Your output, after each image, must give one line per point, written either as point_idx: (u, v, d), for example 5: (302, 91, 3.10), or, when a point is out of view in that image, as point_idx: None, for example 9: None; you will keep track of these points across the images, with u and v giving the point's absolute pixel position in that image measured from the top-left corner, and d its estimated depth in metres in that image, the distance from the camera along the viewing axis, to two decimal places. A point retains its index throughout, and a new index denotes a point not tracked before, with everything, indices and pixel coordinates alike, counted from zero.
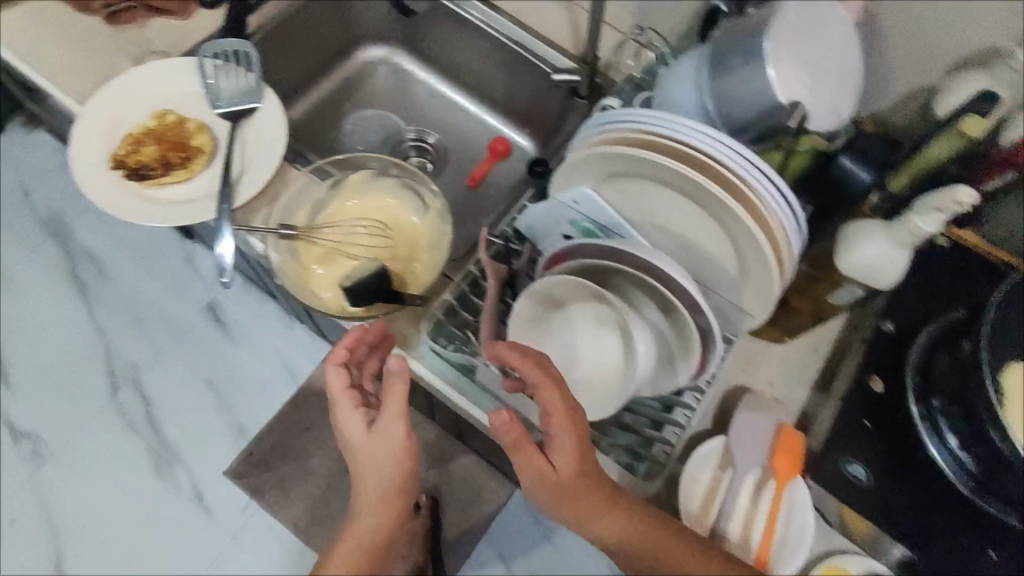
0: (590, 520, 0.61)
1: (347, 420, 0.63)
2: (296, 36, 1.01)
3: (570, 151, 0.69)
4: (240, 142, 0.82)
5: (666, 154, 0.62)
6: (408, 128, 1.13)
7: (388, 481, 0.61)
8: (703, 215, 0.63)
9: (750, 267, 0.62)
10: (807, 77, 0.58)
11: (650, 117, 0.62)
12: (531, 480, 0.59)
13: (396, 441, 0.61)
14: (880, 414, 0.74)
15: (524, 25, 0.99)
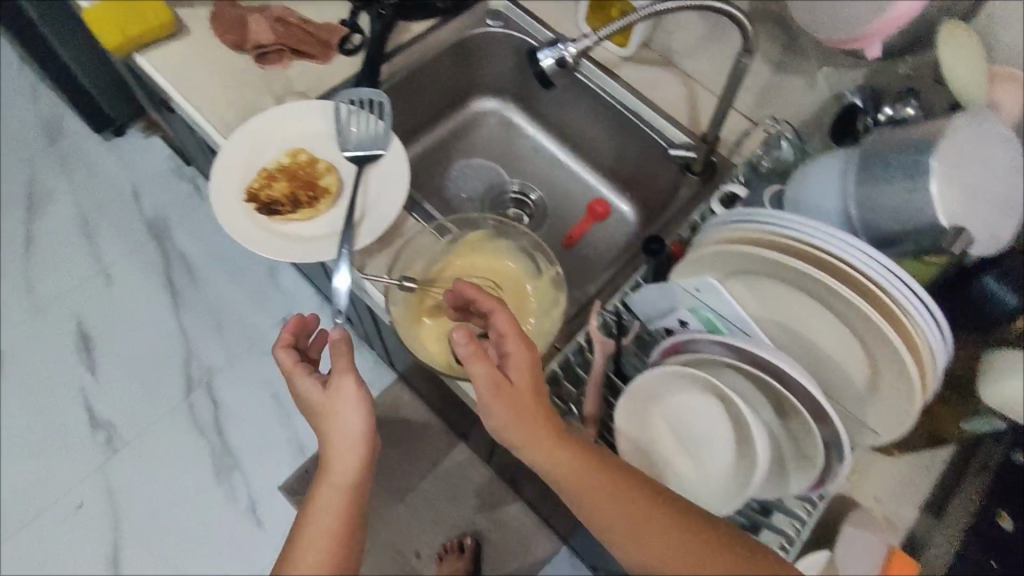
0: (544, 458, 0.59)
1: (306, 383, 0.72)
2: (420, 86, 1.05)
3: (702, 241, 0.67)
4: (362, 185, 0.85)
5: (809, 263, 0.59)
6: (510, 180, 1.15)
7: (353, 437, 0.67)
8: (839, 326, 0.61)
9: (886, 386, 0.60)
10: (973, 200, 0.56)
11: (796, 224, 0.59)
12: (486, 397, 0.60)
13: (351, 390, 0.69)
14: (1007, 554, 0.66)
15: (641, 94, 1.00)
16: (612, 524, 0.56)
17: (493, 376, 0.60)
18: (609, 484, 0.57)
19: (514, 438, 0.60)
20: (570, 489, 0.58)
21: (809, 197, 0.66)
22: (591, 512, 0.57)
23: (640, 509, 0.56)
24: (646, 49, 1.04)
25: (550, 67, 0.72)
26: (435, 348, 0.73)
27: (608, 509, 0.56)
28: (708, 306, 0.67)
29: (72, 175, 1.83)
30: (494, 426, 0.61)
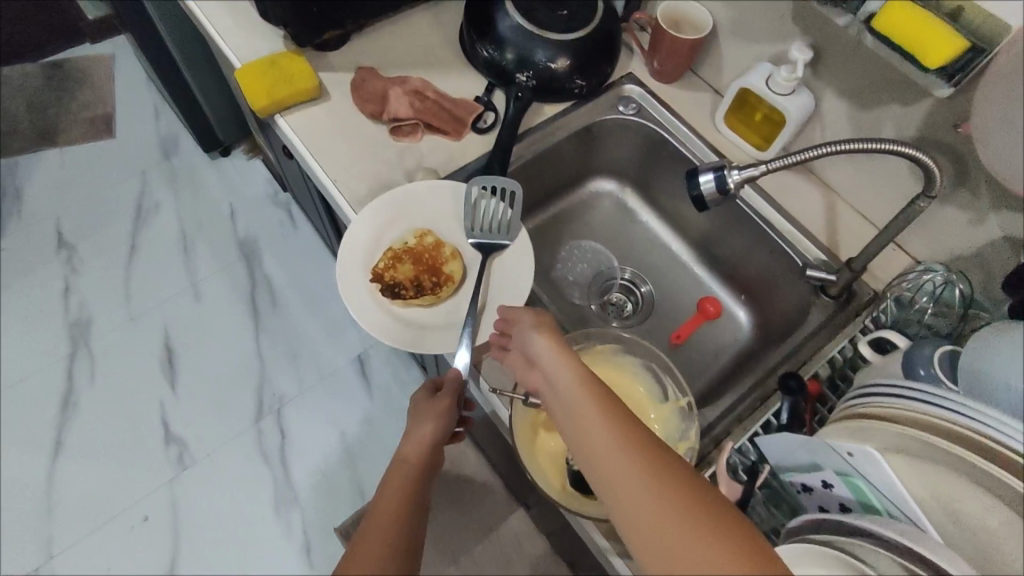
0: (560, 363, 0.62)
1: (418, 398, 0.77)
2: (543, 167, 1.05)
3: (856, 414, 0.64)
4: (487, 276, 0.83)
5: (978, 451, 0.54)
6: (619, 267, 1.13)
7: (430, 438, 0.73)
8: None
9: None
10: None
11: (956, 405, 0.55)
12: (523, 331, 0.68)
13: (443, 403, 0.75)
14: None
15: (775, 201, 0.96)
16: (592, 428, 0.54)
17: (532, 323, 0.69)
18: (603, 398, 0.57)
19: (538, 353, 0.64)
20: (568, 392, 0.58)
21: None
22: (573, 417, 0.56)
23: (623, 428, 0.53)
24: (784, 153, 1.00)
25: (708, 190, 0.70)
26: (549, 467, 0.72)
27: (593, 415, 0.55)
28: (860, 474, 0.60)
29: (179, 191, 1.91)
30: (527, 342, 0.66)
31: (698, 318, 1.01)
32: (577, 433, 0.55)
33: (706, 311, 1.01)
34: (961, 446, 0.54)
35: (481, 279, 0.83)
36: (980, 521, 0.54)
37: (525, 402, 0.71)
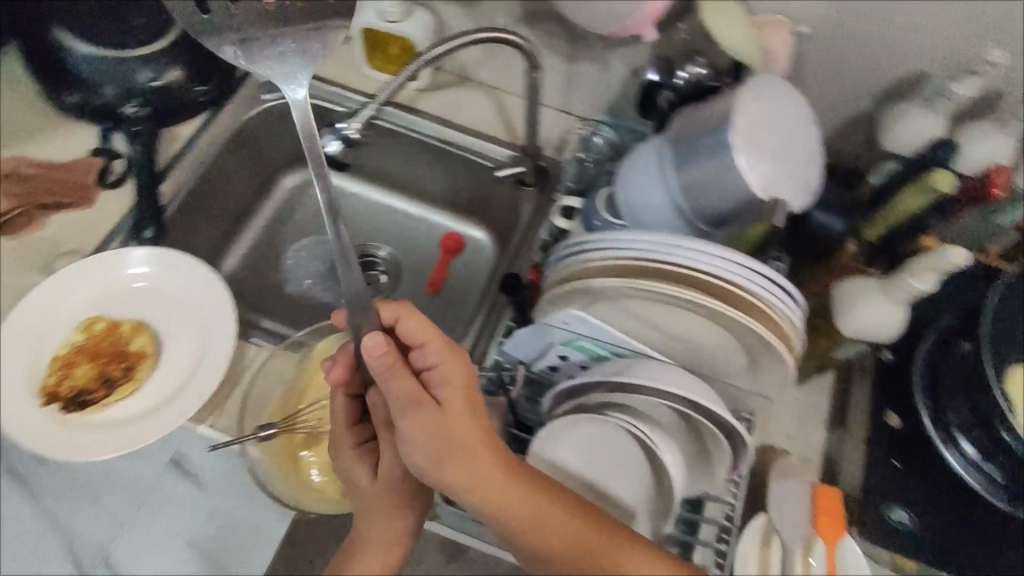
0: (472, 468, 0.56)
1: (358, 472, 0.63)
2: (215, 189, 0.96)
3: (575, 274, 0.65)
4: (184, 332, 0.74)
5: (682, 281, 0.61)
6: (351, 246, 1.09)
7: (393, 527, 0.63)
8: (718, 333, 0.64)
9: (763, 370, 0.64)
10: (777, 170, 0.59)
11: (654, 245, 0.60)
12: (416, 435, 0.56)
13: (393, 481, 0.62)
14: (905, 452, 0.73)
15: (450, 121, 0.98)
16: (543, 527, 0.56)
17: (425, 407, 0.56)
18: (536, 484, 0.57)
19: (439, 471, 0.56)
20: (492, 499, 0.56)
21: (631, 197, 0.66)
22: (516, 522, 0.56)
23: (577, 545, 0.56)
24: (439, 73, 1.01)
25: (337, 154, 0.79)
26: (325, 481, 0.69)
27: (543, 539, 0.56)
28: (592, 338, 0.67)
29: None
30: (421, 452, 0.56)
31: (444, 258, 1.05)
32: (528, 535, 0.56)
33: (448, 249, 1.04)
34: (687, 290, 0.60)
35: (180, 337, 0.74)
36: (687, 331, 0.66)
37: (261, 439, 0.66)
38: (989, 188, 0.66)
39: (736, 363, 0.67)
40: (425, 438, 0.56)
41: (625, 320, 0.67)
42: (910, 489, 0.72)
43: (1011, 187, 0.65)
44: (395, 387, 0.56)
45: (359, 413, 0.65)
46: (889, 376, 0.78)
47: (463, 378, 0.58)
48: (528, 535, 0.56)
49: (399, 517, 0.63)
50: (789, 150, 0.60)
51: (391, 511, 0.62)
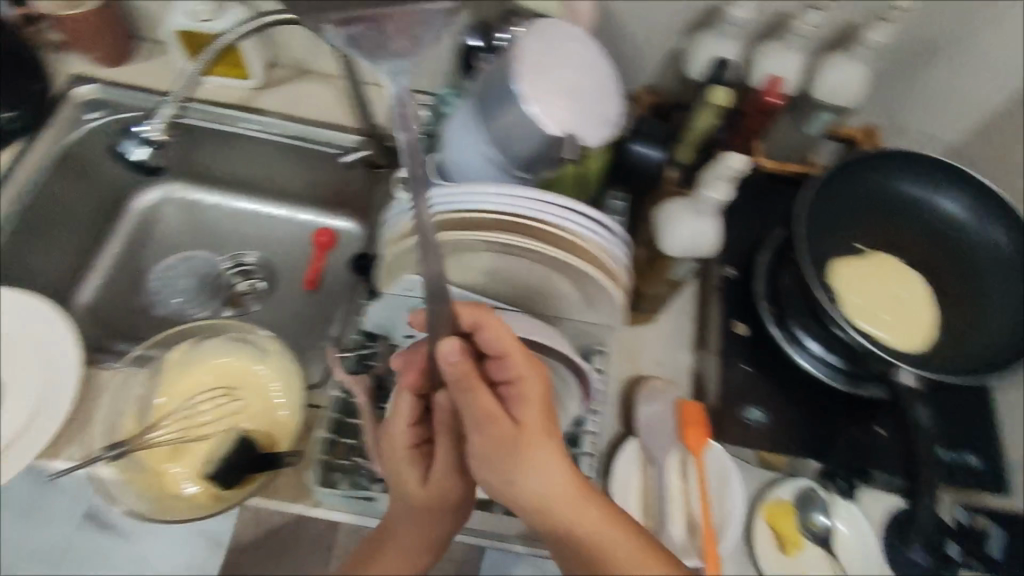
0: (542, 481, 0.51)
1: (408, 474, 0.59)
2: (56, 222, 0.93)
3: (408, 234, 0.67)
4: (25, 367, 0.72)
5: (512, 230, 0.65)
6: (220, 258, 1.06)
7: (431, 537, 0.61)
8: (552, 274, 0.68)
9: (598, 302, 0.70)
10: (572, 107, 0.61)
11: (481, 199, 0.64)
12: (479, 451, 0.52)
13: (444, 487, 0.58)
14: (755, 355, 0.78)
15: (288, 115, 0.95)
16: (606, 552, 0.50)
17: (502, 420, 0.52)
18: (602, 506, 0.52)
19: (511, 490, 0.52)
20: (553, 514, 0.51)
21: (453, 157, 0.69)
22: (575, 538, 0.51)
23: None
24: (274, 69, 0.99)
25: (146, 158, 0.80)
26: (194, 490, 0.68)
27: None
28: (440, 301, 0.71)
29: None
30: (489, 462, 0.52)
31: (319, 253, 1.03)
32: (583, 552, 0.51)
33: (322, 245, 1.03)
34: (501, 233, 0.65)
35: (21, 374, 0.72)
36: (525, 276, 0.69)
37: (111, 459, 0.65)
38: (767, 96, 0.73)
39: (571, 293, 0.70)
40: (496, 450, 0.52)
41: (468, 277, 0.71)
42: (765, 385, 0.77)
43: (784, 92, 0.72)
44: (471, 393, 0.52)
45: (421, 416, 0.61)
46: (736, 287, 0.82)
47: (541, 395, 0.54)
48: (584, 556, 0.51)
49: (446, 526, 0.61)
50: (582, 90, 0.62)
51: (433, 519, 0.60)
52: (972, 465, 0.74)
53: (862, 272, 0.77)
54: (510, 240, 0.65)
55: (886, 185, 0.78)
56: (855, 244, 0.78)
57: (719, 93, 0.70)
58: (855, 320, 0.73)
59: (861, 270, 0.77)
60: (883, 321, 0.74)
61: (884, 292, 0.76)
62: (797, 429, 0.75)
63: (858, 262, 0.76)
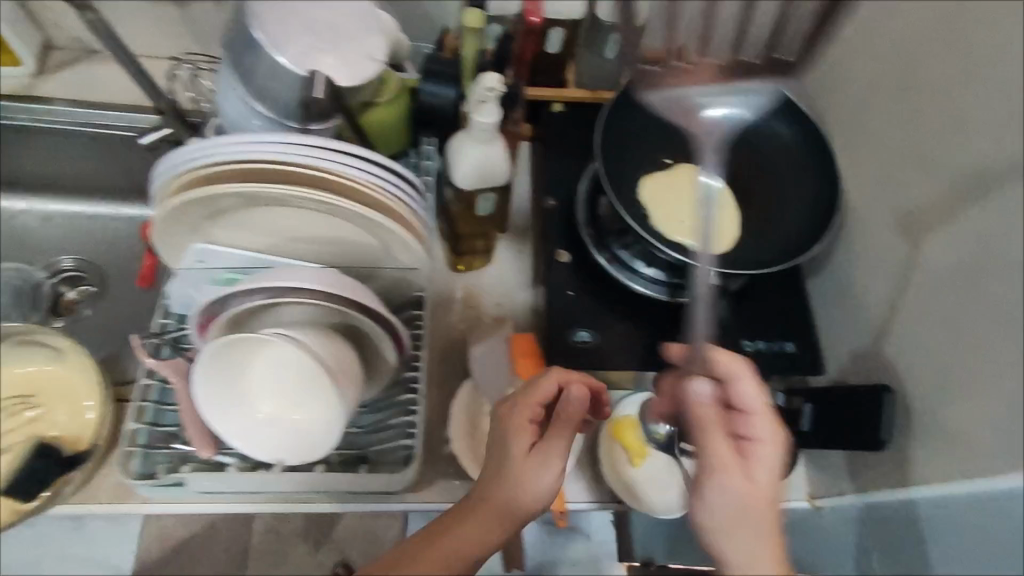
0: (752, 550, 0.46)
1: (514, 441, 0.56)
2: None
3: (178, 187, 0.60)
4: None
5: (299, 179, 0.61)
6: (34, 269, 0.97)
7: (511, 526, 0.53)
8: (345, 225, 0.65)
9: (399, 254, 0.68)
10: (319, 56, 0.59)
11: (263, 145, 0.59)
12: (722, 470, 0.48)
13: (556, 454, 0.55)
14: (578, 281, 0.79)
15: (76, 101, 0.89)
16: None
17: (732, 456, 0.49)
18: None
19: (732, 526, 0.47)
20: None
21: (225, 111, 0.65)
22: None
23: None
24: (57, 56, 0.93)
25: None
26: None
27: None
28: (234, 269, 0.67)
29: None
30: (710, 468, 0.49)
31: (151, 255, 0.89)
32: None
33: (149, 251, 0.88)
34: (281, 185, 0.59)
35: None
36: (317, 229, 0.66)
37: None
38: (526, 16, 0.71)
39: (370, 247, 0.69)
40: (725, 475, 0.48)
41: (258, 238, 0.67)
42: (593, 308, 0.78)
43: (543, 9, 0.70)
44: (728, 455, 0.49)
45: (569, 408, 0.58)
46: (557, 218, 0.83)
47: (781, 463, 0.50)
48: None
49: (526, 508, 0.54)
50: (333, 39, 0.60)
51: (523, 505, 0.53)
52: (788, 352, 0.77)
53: (667, 187, 0.80)
54: (290, 192, 0.59)
55: None
56: (662, 159, 0.82)
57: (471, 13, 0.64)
58: (662, 231, 0.76)
59: (666, 185, 0.80)
60: (690, 228, 0.77)
61: (691, 199, 0.79)
62: (628, 346, 0.76)
63: (662, 175, 0.80)
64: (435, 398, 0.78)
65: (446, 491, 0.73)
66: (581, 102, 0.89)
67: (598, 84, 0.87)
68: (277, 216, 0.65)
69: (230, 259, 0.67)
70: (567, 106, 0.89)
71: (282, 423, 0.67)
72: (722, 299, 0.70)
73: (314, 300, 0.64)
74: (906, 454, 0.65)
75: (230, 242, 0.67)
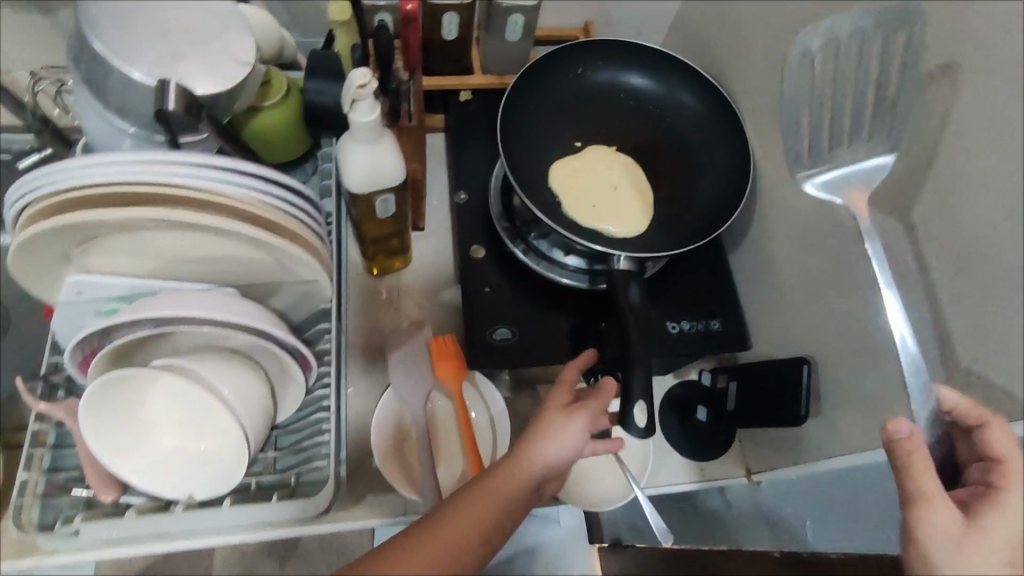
0: None
1: (559, 396, 0.61)
2: None
3: (34, 212, 0.54)
4: None
5: (177, 199, 0.54)
6: None
7: (543, 463, 0.57)
8: (229, 244, 0.59)
9: (293, 269, 0.64)
10: (185, 66, 0.54)
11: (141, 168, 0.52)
12: (938, 514, 0.41)
13: (591, 407, 0.59)
14: (496, 276, 0.76)
15: None
16: None
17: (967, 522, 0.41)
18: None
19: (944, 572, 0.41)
20: None
21: (90, 126, 0.60)
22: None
23: None
24: None
25: None
26: None
27: None
28: (122, 296, 0.63)
29: None
30: (952, 547, 0.41)
31: None
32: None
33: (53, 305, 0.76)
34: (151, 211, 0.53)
35: None
36: (201, 248, 0.60)
37: None
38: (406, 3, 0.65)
39: (263, 266, 0.63)
40: (973, 557, 0.40)
41: (136, 262, 0.62)
42: (514, 303, 0.75)
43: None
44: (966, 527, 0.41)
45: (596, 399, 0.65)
46: (470, 212, 0.80)
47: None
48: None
49: (559, 448, 0.57)
50: (193, 45, 0.55)
51: (553, 446, 0.57)
52: (714, 330, 0.77)
53: (576, 171, 0.77)
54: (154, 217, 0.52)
55: (592, 77, 0.83)
56: (572, 143, 0.80)
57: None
58: (574, 217, 0.75)
59: (575, 169, 0.77)
60: (604, 212, 0.75)
61: (603, 182, 0.77)
62: (552, 339, 0.74)
63: (570, 159, 0.77)
64: (359, 412, 0.76)
65: (378, 505, 0.71)
66: (487, 89, 0.86)
67: (503, 68, 0.84)
68: (150, 240, 0.59)
69: (113, 286, 0.62)
70: (474, 95, 0.85)
71: (187, 454, 0.63)
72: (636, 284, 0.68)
73: (202, 330, 0.59)
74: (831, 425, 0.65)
75: (109, 268, 0.63)
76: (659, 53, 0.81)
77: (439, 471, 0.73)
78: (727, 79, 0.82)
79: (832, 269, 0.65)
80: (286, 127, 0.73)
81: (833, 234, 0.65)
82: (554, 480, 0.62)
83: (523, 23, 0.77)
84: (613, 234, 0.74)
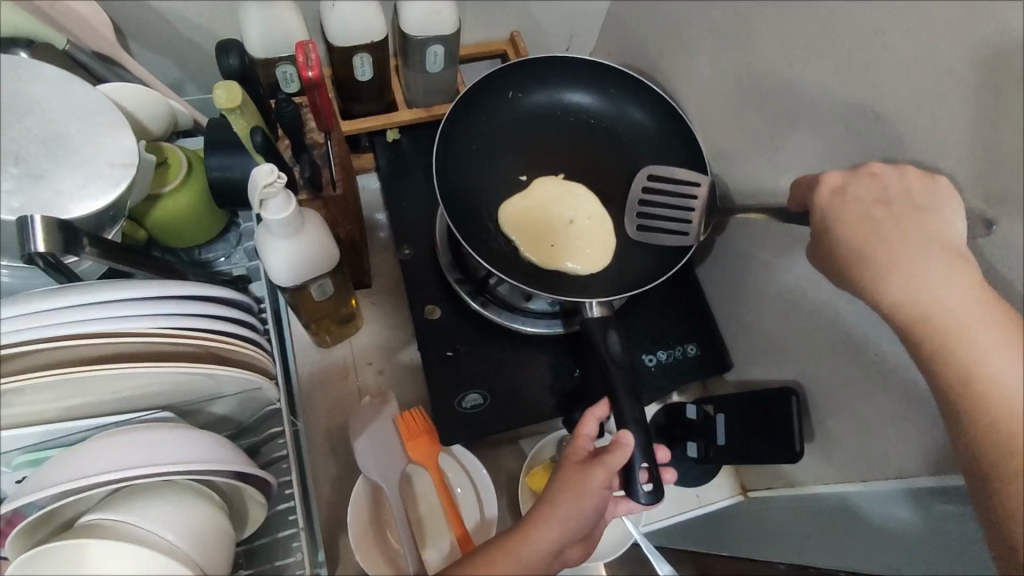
0: (864, 282, 0.45)
1: (577, 450, 0.55)
2: None
3: None
4: None
5: (83, 342, 0.46)
6: None
7: (570, 522, 0.49)
8: (152, 378, 0.51)
9: (230, 384, 0.57)
10: (57, 184, 0.46)
11: (33, 316, 0.44)
12: (823, 259, 0.49)
13: (617, 457, 0.53)
14: (457, 335, 0.71)
15: None
16: (933, 298, 0.40)
17: (836, 250, 0.47)
18: (960, 263, 0.41)
19: (853, 284, 0.46)
20: (888, 290, 0.43)
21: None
22: (939, 322, 0.40)
23: (960, 301, 0.39)
24: None
25: None
26: None
27: (918, 314, 0.41)
28: (36, 445, 0.52)
29: None
30: (841, 279, 0.47)
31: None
32: (974, 377, 0.37)
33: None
34: (42, 367, 0.45)
35: None
36: (120, 387, 0.52)
37: None
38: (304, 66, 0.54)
39: (196, 389, 0.56)
40: (855, 267, 0.45)
41: (41, 411, 0.51)
42: (482, 362, 0.70)
43: (313, 52, 0.53)
44: None
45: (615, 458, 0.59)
46: (416, 268, 0.74)
47: (840, 180, 0.48)
48: (962, 351, 0.38)
49: (587, 504, 0.51)
50: (62, 154, 0.47)
51: (582, 503, 0.50)
52: (693, 355, 0.74)
53: (527, 209, 0.71)
54: (39, 380, 0.44)
55: (527, 99, 0.77)
56: (520, 176, 0.74)
57: (217, 92, 0.49)
58: (533, 260, 0.69)
59: (527, 207, 0.71)
60: (568, 252, 0.69)
61: (558, 218, 0.71)
62: (531, 390, 0.69)
63: (516, 196, 0.71)
64: (330, 501, 0.71)
65: None
66: (415, 124, 0.78)
67: (429, 99, 0.76)
68: (55, 396, 0.50)
69: (16, 437, 0.50)
70: (402, 132, 0.78)
71: None
72: (616, 328, 0.63)
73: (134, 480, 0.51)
74: (819, 451, 0.63)
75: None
76: (593, 65, 0.76)
77: (428, 553, 0.68)
78: (668, 84, 0.77)
79: (799, 289, 0.63)
80: (199, 210, 0.64)
81: (797, 257, 0.62)
82: (577, 544, 0.54)
83: (445, 51, 0.69)
84: (580, 270, 0.69)
